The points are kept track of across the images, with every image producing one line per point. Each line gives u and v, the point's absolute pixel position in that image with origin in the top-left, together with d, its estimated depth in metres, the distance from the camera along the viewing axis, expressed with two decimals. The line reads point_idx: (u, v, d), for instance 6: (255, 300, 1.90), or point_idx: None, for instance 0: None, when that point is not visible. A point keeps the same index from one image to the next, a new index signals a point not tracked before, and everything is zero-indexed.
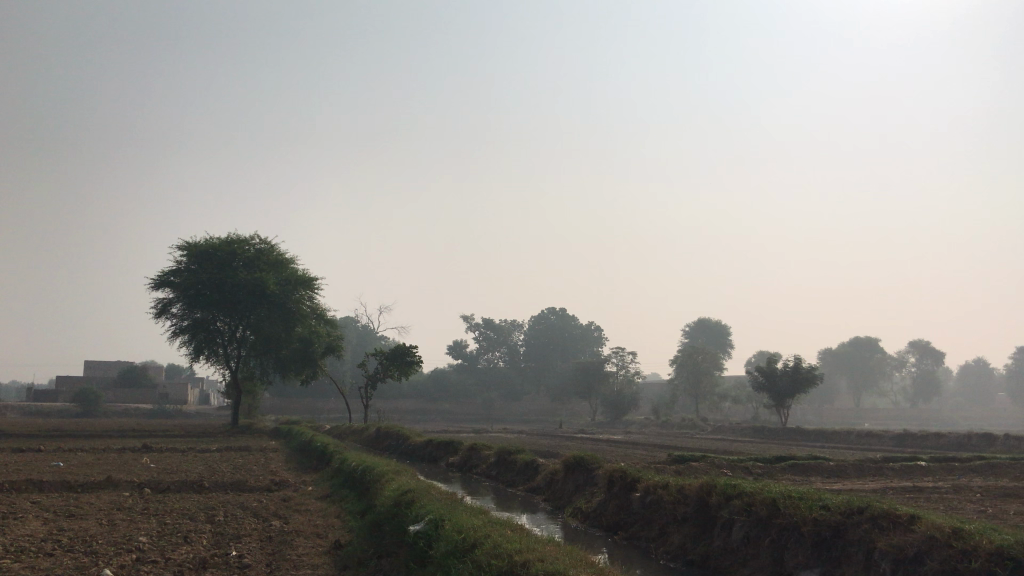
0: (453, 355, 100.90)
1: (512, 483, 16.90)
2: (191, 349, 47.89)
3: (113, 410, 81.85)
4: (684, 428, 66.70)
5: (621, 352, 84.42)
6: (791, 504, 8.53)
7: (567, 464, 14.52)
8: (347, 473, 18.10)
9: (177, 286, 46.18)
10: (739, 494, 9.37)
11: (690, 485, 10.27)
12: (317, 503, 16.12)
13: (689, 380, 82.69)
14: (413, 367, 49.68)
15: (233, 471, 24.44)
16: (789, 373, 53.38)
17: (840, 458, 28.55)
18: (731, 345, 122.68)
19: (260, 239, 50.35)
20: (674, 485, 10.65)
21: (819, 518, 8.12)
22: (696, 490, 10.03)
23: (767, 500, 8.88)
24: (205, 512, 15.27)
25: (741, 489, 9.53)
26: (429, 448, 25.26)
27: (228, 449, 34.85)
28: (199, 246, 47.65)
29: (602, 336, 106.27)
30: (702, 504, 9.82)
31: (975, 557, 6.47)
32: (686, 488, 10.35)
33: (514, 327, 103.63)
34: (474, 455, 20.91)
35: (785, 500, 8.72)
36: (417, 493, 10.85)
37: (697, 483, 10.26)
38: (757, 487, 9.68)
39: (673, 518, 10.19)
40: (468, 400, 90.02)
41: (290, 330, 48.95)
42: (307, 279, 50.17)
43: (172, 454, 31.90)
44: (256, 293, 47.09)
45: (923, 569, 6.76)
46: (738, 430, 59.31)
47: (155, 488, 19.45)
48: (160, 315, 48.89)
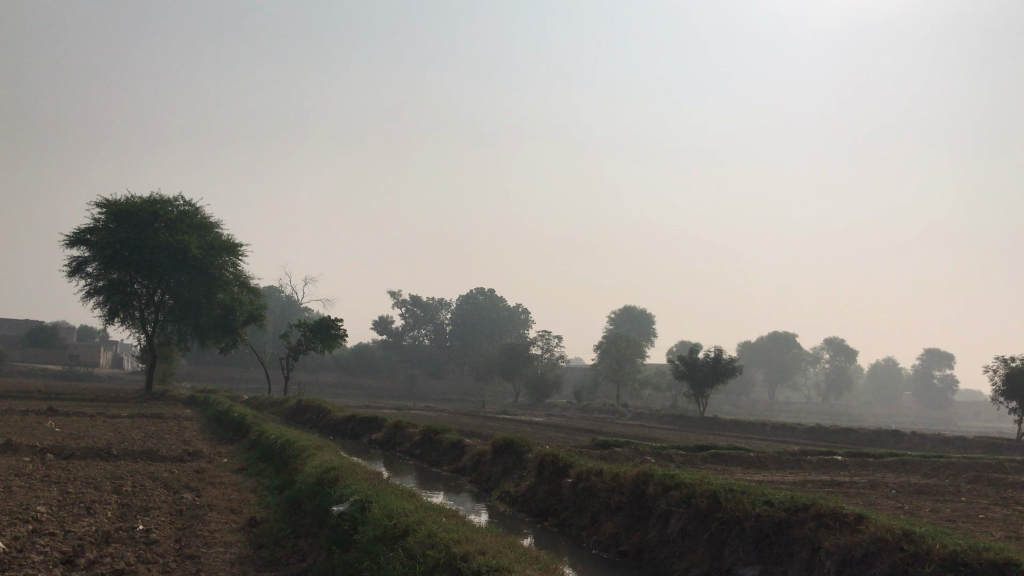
0: (378, 330, 99.80)
1: (437, 463, 16.54)
2: (105, 310, 46.08)
3: (19, 370, 78.58)
4: (604, 413, 67.40)
5: (547, 335, 84.74)
6: (733, 497, 8.42)
7: (496, 446, 14.20)
8: (265, 446, 17.49)
9: (94, 245, 44.22)
10: (678, 485, 9.21)
11: (626, 473, 10.07)
12: (232, 476, 15.46)
13: (612, 366, 83.55)
14: (336, 341, 48.76)
15: (143, 439, 23.45)
16: (710, 363, 54.21)
17: (758, 449, 29.12)
18: (654, 334, 124.36)
19: (184, 200, 48.58)
20: (609, 472, 10.44)
21: (761, 513, 8.00)
22: (633, 479, 9.83)
23: (707, 493, 8.73)
24: (112, 482, 14.45)
25: (680, 480, 9.36)
26: (351, 423, 24.71)
27: (142, 415, 33.65)
28: (118, 204, 45.70)
29: (529, 320, 106.54)
30: (637, 493, 9.63)
31: (929, 562, 6.37)
32: (620, 476, 10.16)
33: (441, 306, 102.60)
34: (398, 432, 20.48)
35: (726, 493, 8.58)
36: (339, 471, 10.43)
37: (633, 471, 10.06)
38: (696, 478, 9.53)
39: (606, 506, 9.98)
40: (391, 376, 89.20)
41: (211, 297, 47.43)
42: (232, 245, 48.63)
43: (79, 419, 30.64)
44: (177, 257, 45.44)
45: (873, 570, 6.65)
46: (658, 417, 60.16)
47: (59, 453, 18.46)
48: (74, 274, 46.86)
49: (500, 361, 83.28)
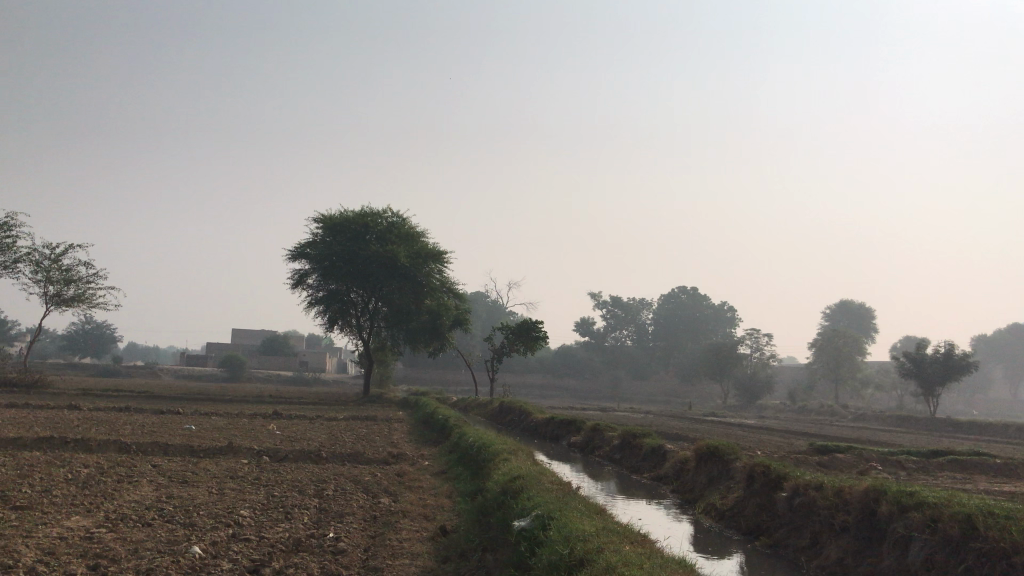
0: (580, 331, 99.87)
1: (637, 469, 15.60)
2: (325, 319, 48.80)
3: (256, 376, 85.42)
4: (821, 414, 63.39)
5: (755, 334, 81.25)
6: (1001, 521, 6.91)
7: (699, 453, 13.08)
8: (464, 449, 17.29)
9: (314, 258, 47.00)
10: (920, 505, 7.78)
11: (852, 489, 8.70)
12: (429, 481, 15.31)
13: (828, 364, 78.63)
14: (538, 343, 48.80)
15: (354, 441, 24.21)
16: (940, 360, 49.43)
17: (1005, 455, 25.82)
18: (874, 329, 116.19)
19: (393, 212, 50.50)
20: (830, 487, 9.09)
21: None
22: (861, 496, 8.47)
23: (959, 516, 7.25)
24: (315, 485, 14.69)
25: (921, 498, 7.93)
26: (552, 425, 24.22)
27: (356, 418, 35.12)
28: (334, 218, 48.30)
29: (736, 317, 102.69)
30: (866, 512, 8.29)
31: None
32: (845, 491, 8.80)
33: (643, 305, 101.05)
34: (597, 436, 19.70)
35: (989, 516, 7.08)
36: (526, 480, 9.81)
37: (862, 487, 8.69)
38: (942, 496, 8.04)
39: (830, 525, 8.67)
40: (595, 377, 88.81)
41: (419, 303, 48.84)
42: (437, 252, 49.92)
43: (300, 421, 32.43)
44: (388, 266, 47.22)
45: None
46: (882, 419, 55.75)
47: (273, 456, 19.23)
48: (297, 286, 50.01)
49: (707, 361, 80.64)
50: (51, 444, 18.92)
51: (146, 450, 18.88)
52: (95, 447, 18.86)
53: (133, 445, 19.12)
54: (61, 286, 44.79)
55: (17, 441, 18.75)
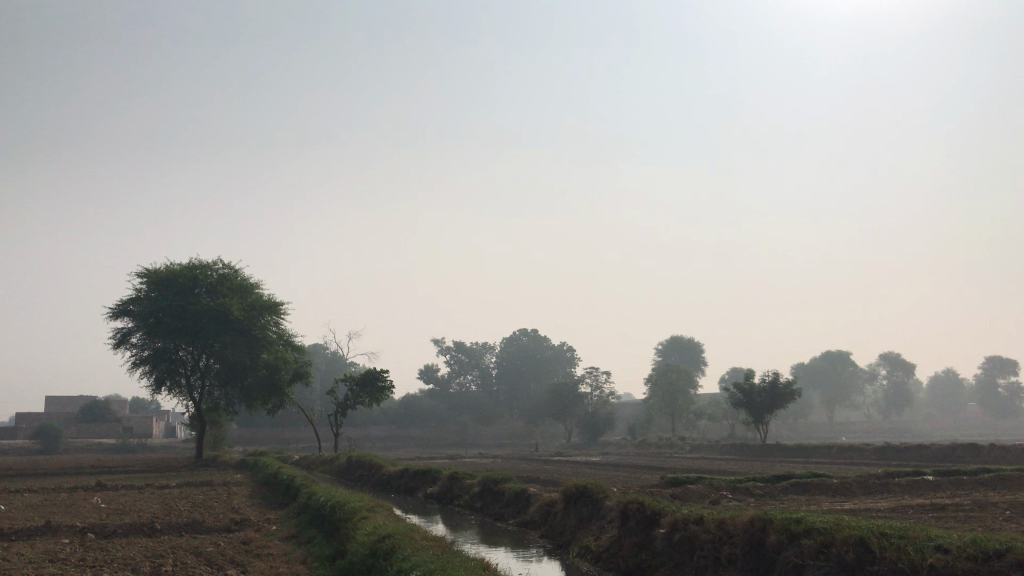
0: (424, 379, 98.83)
1: (501, 516, 15.15)
2: (152, 380, 45.62)
3: (74, 446, 78.76)
4: (662, 447, 65.33)
5: (595, 373, 83.06)
6: (891, 543, 7.04)
7: (566, 494, 12.83)
8: (315, 509, 16.24)
9: (138, 315, 44.02)
10: (809, 532, 7.82)
11: (736, 520, 8.67)
12: (281, 546, 14.21)
13: (665, 399, 81.33)
14: (384, 393, 47.58)
15: (190, 510, 22.38)
16: (768, 388, 52.05)
17: (837, 475, 27.21)
18: (704, 362, 121.68)
19: (224, 263, 48.18)
20: (711, 519, 9.04)
21: (937, 565, 6.65)
22: (746, 527, 8.44)
23: (849, 541, 7.33)
24: (151, 562, 13.26)
25: (808, 526, 7.98)
26: (404, 478, 23.35)
27: (191, 484, 32.73)
28: (159, 272, 45.55)
29: (576, 357, 104.75)
30: (753, 542, 8.26)
31: None
32: (727, 524, 8.78)
33: (486, 350, 101.40)
34: (455, 485, 19.10)
35: (881, 540, 7.20)
36: (396, 539, 9.12)
37: (745, 518, 8.67)
38: (826, 522, 8.13)
39: (713, 561, 8.58)
40: (441, 424, 87.81)
41: (255, 357, 46.55)
42: (273, 304, 47.95)
43: (128, 492, 29.87)
44: (220, 320, 44.83)
45: None
46: (718, 448, 57.97)
47: (100, 532, 17.36)
48: (119, 346, 46.57)
49: (550, 402, 81.47)
50: None
51: None
52: None
53: None
54: None
55: None
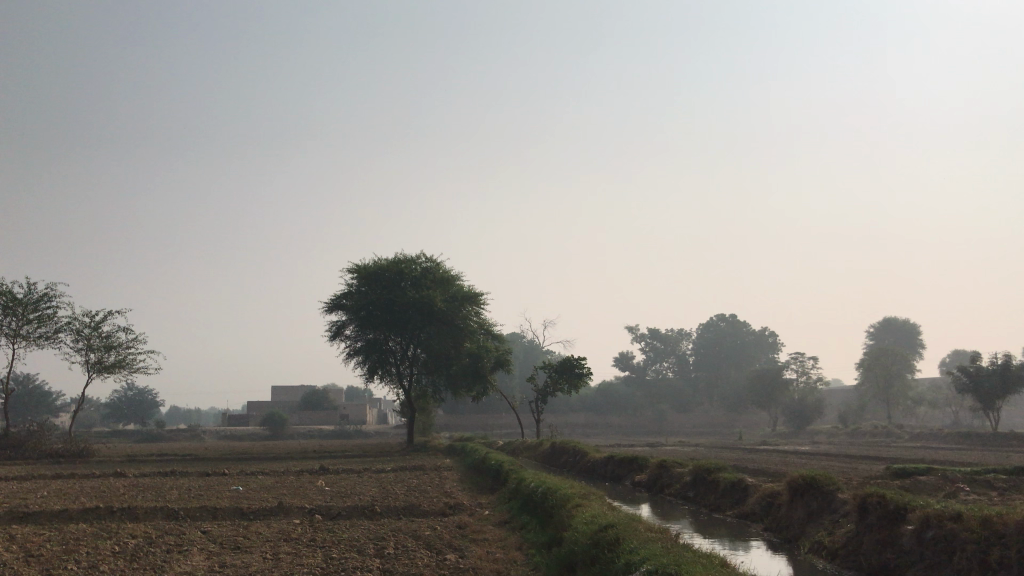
0: (620, 367, 98.55)
1: (718, 507, 14.56)
2: (365, 369, 48.25)
3: (298, 432, 84.82)
4: (877, 436, 61.29)
5: (800, 358, 79.42)
6: None
7: (791, 486, 12.09)
8: (526, 495, 16.36)
9: (351, 308, 46.67)
10: None
11: (1002, 520, 7.80)
12: (495, 531, 14.33)
13: (877, 384, 76.48)
14: (583, 380, 47.52)
15: (406, 493, 23.28)
16: (998, 372, 47.40)
17: None
18: (922, 346, 113.16)
19: (426, 257, 49.92)
20: (972, 518, 8.17)
21: None
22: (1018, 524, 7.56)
23: None
24: (375, 544, 13.79)
25: None
26: (611, 465, 23.09)
27: (404, 468, 34.13)
28: (369, 267, 48.00)
29: (778, 342, 100.40)
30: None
31: None
32: (995, 523, 7.86)
33: (682, 336, 99.58)
34: (665, 474, 18.60)
35: None
36: (620, 529, 8.83)
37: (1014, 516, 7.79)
38: None
39: (980, 563, 7.65)
40: (639, 411, 87.13)
41: (458, 346, 47.91)
42: (474, 294, 49.09)
43: (348, 475, 31.65)
44: (425, 311, 46.57)
45: None
46: (942, 436, 53.48)
47: (326, 514, 18.37)
48: (335, 338, 49.55)
49: (752, 389, 78.72)
50: (98, 514, 18.28)
51: (193, 515, 18.14)
52: (143, 515, 18.17)
53: (181, 510, 18.39)
54: (103, 353, 44.71)
55: (62, 513, 18.10)
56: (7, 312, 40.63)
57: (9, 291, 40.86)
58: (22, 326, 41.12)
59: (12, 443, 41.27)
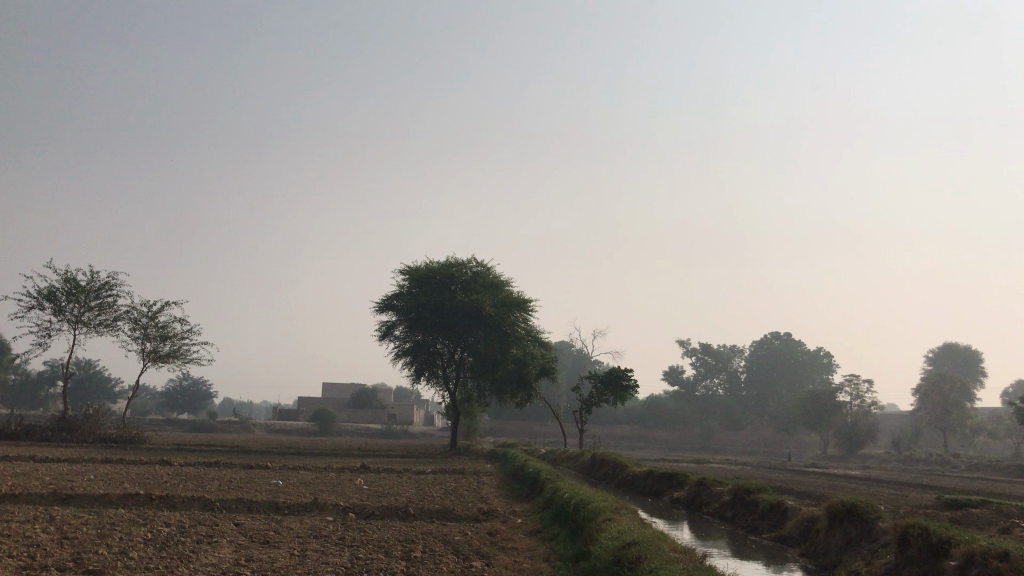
0: (669, 380, 97.39)
1: (754, 529, 14.14)
2: (412, 370, 48.45)
3: (345, 429, 85.61)
4: (932, 464, 59.52)
5: (855, 380, 77.61)
6: None
7: (831, 511, 11.64)
8: (559, 506, 16.11)
9: (401, 309, 46.93)
10: None
11: None
12: (524, 540, 14.12)
13: (935, 411, 74.28)
14: (629, 392, 46.93)
15: (442, 496, 23.18)
16: None
17: None
18: (983, 374, 109.75)
19: (477, 261, 49.97)
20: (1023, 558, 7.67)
21: None
22: None
23: None
24: (403, 546, 13.65)
25: None
26: (651, 479, 22.68)
27: (444, 471, 34.05)
28: (420, 269, 48.24)
29: (833, 363, 98.13)
30: None
31: None
32: None
33: (734, 353, 97.89)
34: (703, 491, 18.17)
35: None
36: (644, 547, 8.57)
37: None
38: None
39: None
40: (686, 427, 85.87)
41: (505, 352, 47.73)
42: (524, 301, 48.91)
43: (389, 475, 31.67)
44: (474, 316, 46.58)
45: None
46: (1000, 469, 51.65)
47: (360, 513, 18.33)
48: (384, 338, 49.83)
49: (804, 410, 77.00)
50: (137, 501, 18.51)
51: (229, 507, 18.27)
52: (179, 504, 18.35)
53: (215, 501, 18.52)
54: (158, 343, 45.56)
55: (104, 497, 18.37)
56: (70, 299, 41.66)
57: (73, 278, 41.89)
58: (83, 313, 42.13)
59: (68, 426, 42.30)
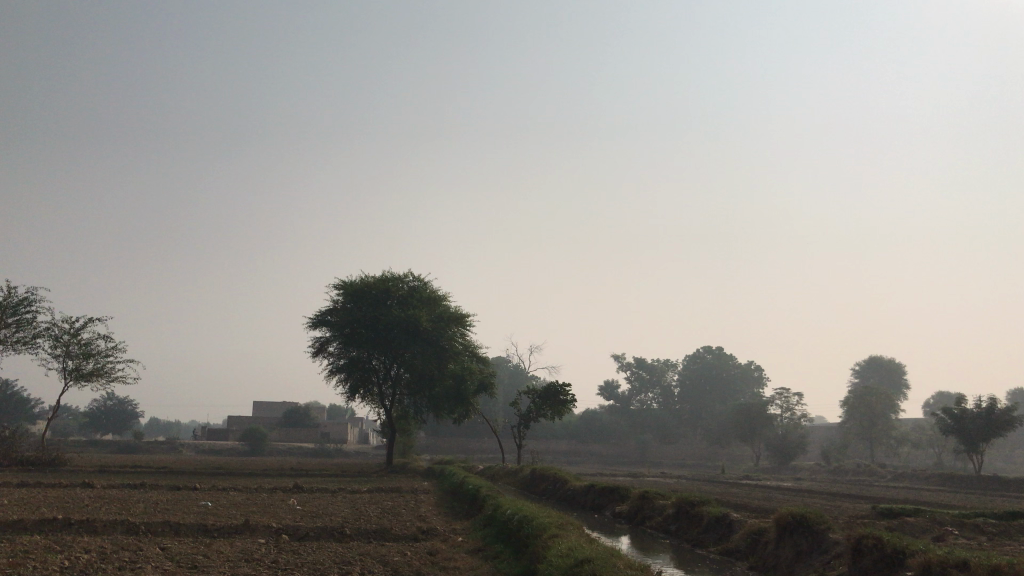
0: (605, 395, 97.82)
1: (700, 542, 13.98)
2: (347, 387, 47.47)
3: (277, 448, 83.61)
4: (860, 475, 60.67)
5: (785, 394, 78.92)
6: None
7: (780, 523, 11.53)
8: (502, 522, 15.71)
9: (335, 325, 45.99)
10: None
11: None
12: (467, 559, 13.72)
13: (861, 422, 75.99)
14: (566, 407, 46.74)
15: (380, 515, 22.56)
16: (982, 415, 46.93)
17: None
18: (906, 386, 112.90)
19: (414, 275, 49.38)
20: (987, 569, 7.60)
21: None
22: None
23: None
24: (340, 568, 13.08)
25: None
26: (592, 493, 22.43)
27: (382, 489, 33.23)
28: (355, 284, 47.40)
29: (763, 377, 99.65)
30: None
31: None
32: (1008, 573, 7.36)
33: (668, 367, 98.97)
34: (645, 505, 18.01)
35: None
36: (596, 564, 8.23)
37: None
38: None
39: None
40: (622, 442, 86.25)
41: (442, 367, 47.09)
42: (460, 316, 48.45)
43: (323, 494, 30.81)
44: (410, 331, 45.91)
45: None
46: (925, 478, 52.95)
47: (293, 534, 17.65)
48: (318, 354, 48.76)
49: (736, 423, 78.08)
50: (54, 526, 17.48)
51: (154, 530, 17.38)
52: (101, 528, 17.39)
53: (140, 525, 17.63)
54: (80, 360, 43.79)
55: (18, 523, 17.30)
56: None
57: None
58: (0, 330, 40.22)
59: None
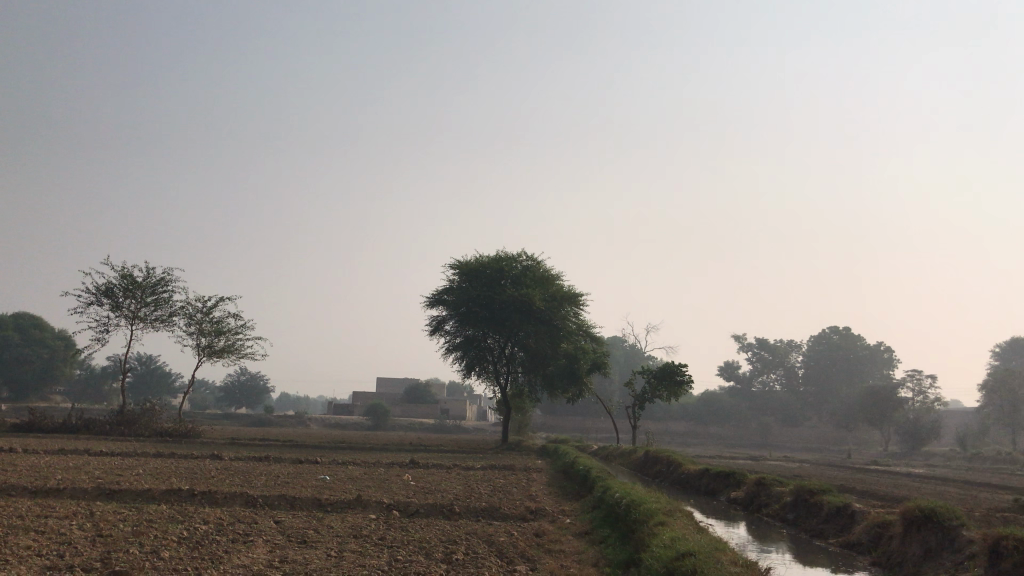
0: (725, 375, 95.73)
1: (820, 533, 13.22)
2: (463, 365, 47.96)
3: (398, 423, 85.69)
4: (1000, 463, 57.01)
5: (917, 375, 75.04)
6: None
7: (906, 517, 10.72)
8: (610, 505, 15.33)
9: (451, 304, 46.59)
10: None
11: None
12: (573, 543, 13.42)
13: (1002, 407, 71.36)
14: (682, 388, 45.75)
15: (490, 493, 22.60)
16: None
17: None
18: None
19: (527, 255, 49.36)
20: None
21: None
22: None
23: None
24: (444, 548, 13.01)
25: None
26: (707, 478, 21.72)
27: (496, 467, 33.30)
28: (470, 264, 47.79)
29: (894, 358, 94.74)
30: None
31: None
32: None
33: (792, 348, 95.74)
34: (762, 492, 17.25)
35: None
36: (699, 558, 7.77)
37: None
38: None
39: None
40: (743, 424, 84.28)
41: (556, 346, 46.84)
42: (574, 295, 48.07)
43: (437, 471, 31.22)
44: (523, 310, 45.86)
45: None
46: None
47: (404, 510, 17.81)
48: (434, 333, 49.47)
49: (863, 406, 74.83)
50: (180, 496, 18.24)
51: (271, 503, 17.89)
52: (222, 499, 18.05)
53: (257, 498, 18.15)
54: (212, 337, 45.82)
55: (146, 492, 18.13)
56: (127, 294, 42.04)
57: (130, 274, 42.26)
58: (140, 309, 42.49)
59: (126, 420, 42.72)
